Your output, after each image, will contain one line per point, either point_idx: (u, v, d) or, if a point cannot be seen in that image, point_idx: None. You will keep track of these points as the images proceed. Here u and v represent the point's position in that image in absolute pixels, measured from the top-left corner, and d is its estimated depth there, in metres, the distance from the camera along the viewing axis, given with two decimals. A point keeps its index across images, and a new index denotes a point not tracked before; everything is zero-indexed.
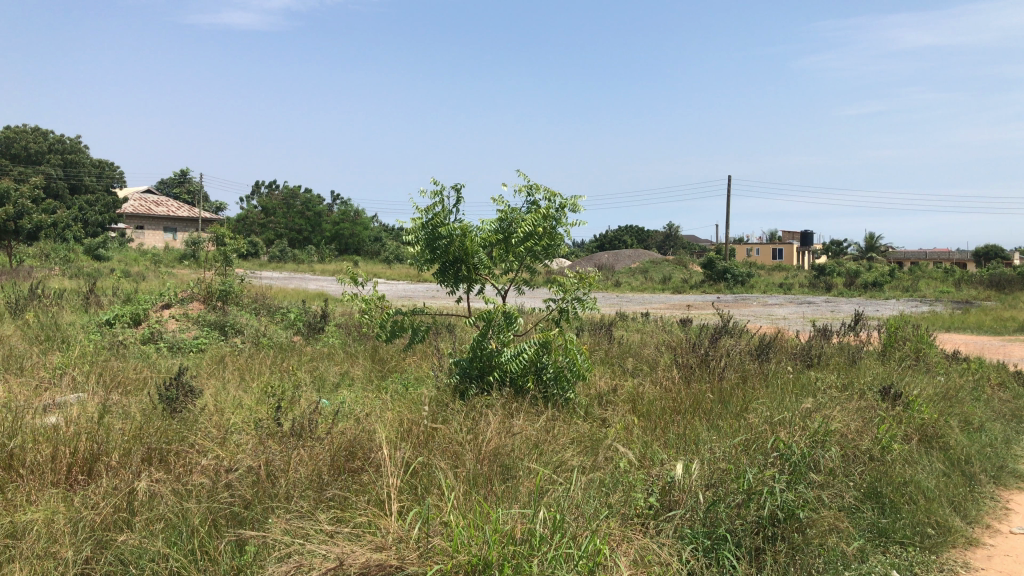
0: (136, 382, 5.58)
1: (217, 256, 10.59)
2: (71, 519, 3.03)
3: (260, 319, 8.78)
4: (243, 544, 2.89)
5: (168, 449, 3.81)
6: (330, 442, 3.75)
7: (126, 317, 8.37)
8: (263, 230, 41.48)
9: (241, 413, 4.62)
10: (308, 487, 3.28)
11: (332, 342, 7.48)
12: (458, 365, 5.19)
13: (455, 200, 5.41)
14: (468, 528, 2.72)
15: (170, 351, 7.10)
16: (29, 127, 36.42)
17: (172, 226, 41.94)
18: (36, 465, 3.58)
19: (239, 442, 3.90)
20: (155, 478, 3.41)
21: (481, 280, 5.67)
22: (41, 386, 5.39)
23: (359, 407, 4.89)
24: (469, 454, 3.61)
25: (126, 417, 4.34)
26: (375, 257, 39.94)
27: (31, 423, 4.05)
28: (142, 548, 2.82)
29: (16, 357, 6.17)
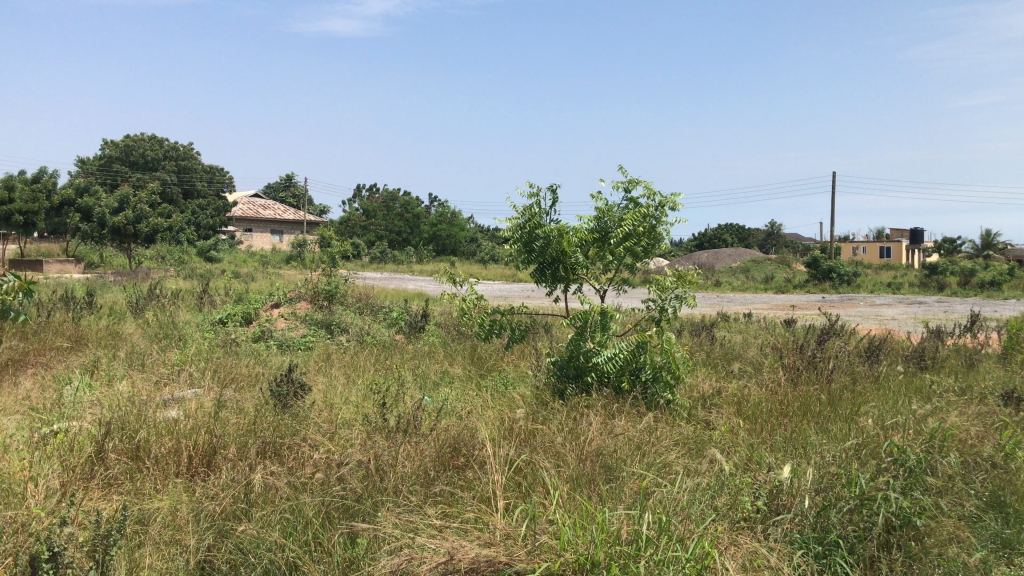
0: (249, 378, 5.80)
1: (322, 257, 10.90)
2: (194, 509, 3.19)
3: (364, 318, 9.00)
4: (355, 536, 2.97)
5: (281, 443, 3.95)
6: (435, 439, 3.82)
7: (238, 316, 8.72)
8: (364, 232, 42.54)
9: (347, 409, 4.75)
10: (416, 483, 3.35)
11: (434, 341, 7.61)
12: (556, 365, 5.20)
13: (552, 200, 5.43)
14: (574, 526, 2.73)
15: (280, 349, 7.35)
16: (146, 135, 38.30)
17: (277, 228, 43.43)
18: (160, 457, 3.78)
19: (347, 438, 4.01)
20: (271, 470, 3.55)
21: (580, 280, 5.66)
22: (162, 381, 5.67)
23: (461, 405, 4.95)
24: (572, 454, 3.61)
25: (240, 412, 4.53)
26: (472, 257, 40.36)
27: (154, 417, 4.26)
28: (260, 538, 2.94)
29: (138, 354, 6.52)
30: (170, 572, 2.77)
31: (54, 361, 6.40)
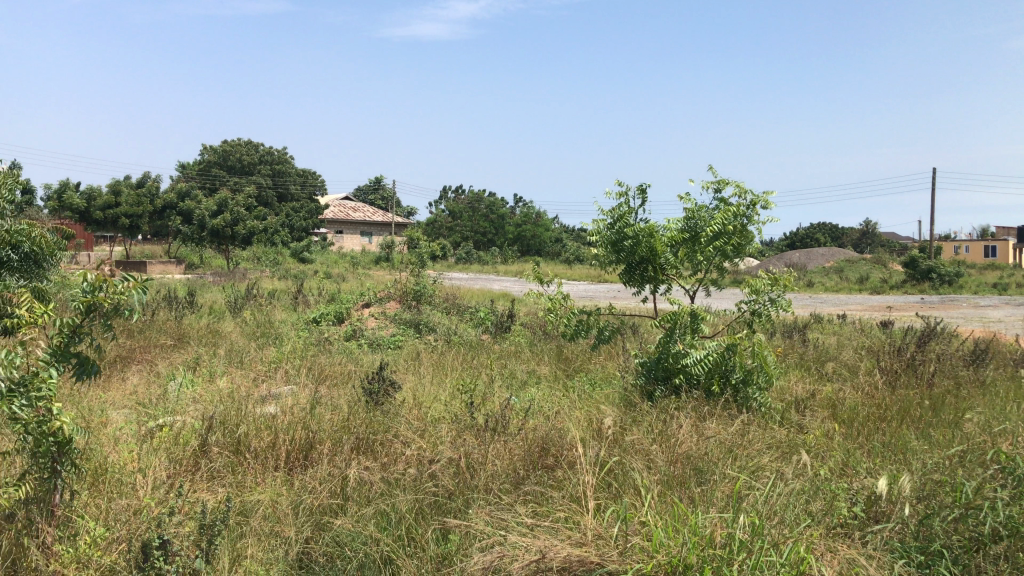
0: (341, 375, 5.95)
1: (411, 257, 11.08)
2: (292, 502, 3.30)
3: (452, 318, 9.11)
4: (447, 533, 3.02)
5: (373, 439, 4.04)
6: (524, 439, 3.84)
7: (330, 316, 8.95)
8: (450, 233, 43.04)
9: (437, 407, 4.82)
10: (507, 482, 3.38)
11: (520, 341, 7.65)
12: (644, 366, 5.17)
13: (641, 199, 5.40)
14: (666, 528, 2.72)
15: (370, 348, 7.51)
16: (243, 140, 39.64)
17: (366, 230, 44.32)
18: (260, 451, 3.92)
19: (438, 435, 4.08)
20: (366, 466, 3.64)
21: (669, 280, 5.60)
22: (259, 378, 5.87)
23: (548, 405, 4.98)
24: (663, 455, 3.59)
25: (334, 408, 4.65)
26: (557, 258, 40.35)
27: (253, 412, 4.42)
28: (355, 532, 3.02)
29: (237, 352, 6.76)
30: (271, 563, 2.88)
31: (159, 357, 6.70)
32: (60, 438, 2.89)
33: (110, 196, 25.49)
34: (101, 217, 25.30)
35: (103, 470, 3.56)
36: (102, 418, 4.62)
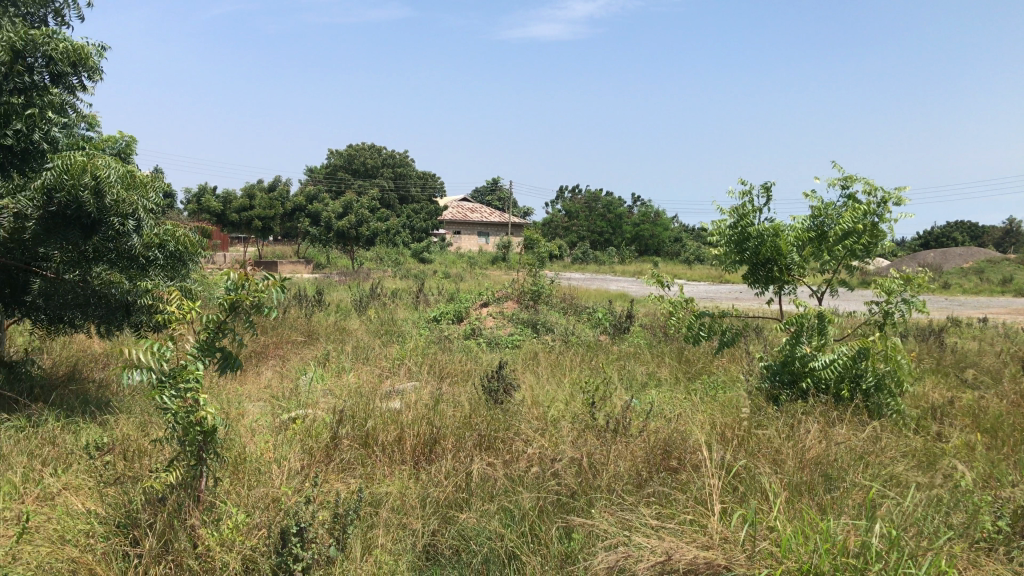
0: (462, 373, 6.07)
1: (530, 258, 11.17)
2: (419, 495, 3.39)
3: (570, 318, 9.14)
4: (571, 531, 3.04)
5: (495, 436, 4.10)
6: (646, 440, 3.81)
7: (450, 314, 9.13)
8: (566, 232, 43.09)
9: (557, 407, 4.85)
10: (629, 483, 3.36)
11: (639, 342, 7.60)
12: (770, 369, 5.05)
13: (765, 198, 5.28)
14: (796, 534, 2.65)
15: (490, 347, 7.62)
16: (366, 144, 40.95)
17: (484, 231, 44.87)
18: (387, 445, 4.05)
19: (559, 434, 4.10)
20: (489, 462, 3.70)
21: (795, 281, 5.44)
22: (384, 374, 6.06)
23: (670, 407, 4.92)
24: (790, 460, 3.50)
25: (456, 405, 4.74)
26: (674, 258, 39.72)
27: (380, 407, 4.57)
28: (480, 527, 3.08)
29: (363, 349, 6.98)
30: (400, 553, 2.97)
31: (290, 353, 7.00)
32: (206, 428, 3.07)
33: (244, 200, 26.82)
34: (235, 219, 26.63)
35: (242, 459, 3.76)
36: (239, 410, 4.87)
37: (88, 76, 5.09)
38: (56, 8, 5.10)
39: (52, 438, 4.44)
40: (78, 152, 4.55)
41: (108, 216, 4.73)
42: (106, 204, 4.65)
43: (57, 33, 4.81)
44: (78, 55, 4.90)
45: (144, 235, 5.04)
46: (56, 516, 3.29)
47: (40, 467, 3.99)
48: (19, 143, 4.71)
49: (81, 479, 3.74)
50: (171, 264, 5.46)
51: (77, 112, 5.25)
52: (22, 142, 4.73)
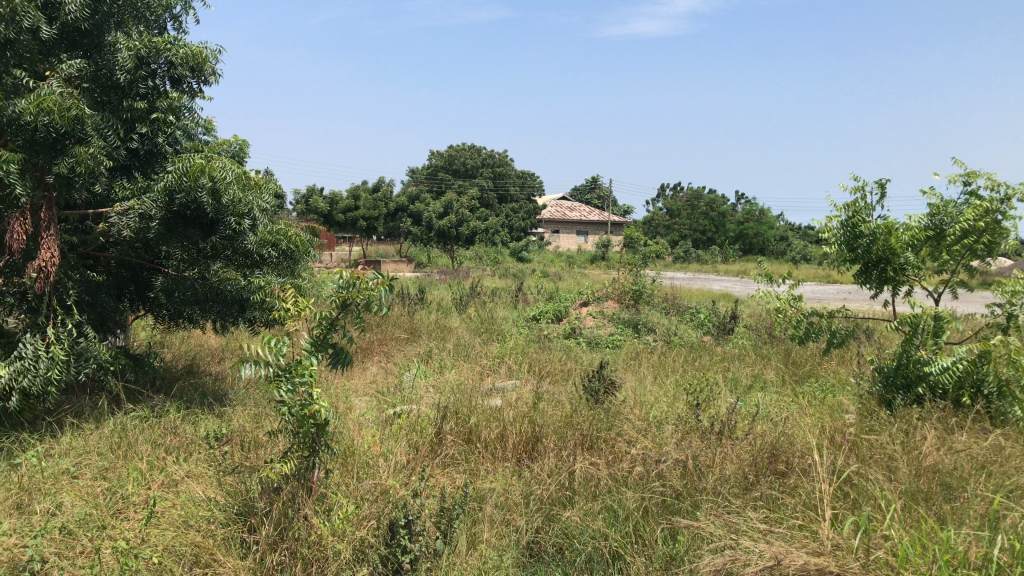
0: (562, 372, 6.09)
1: (631, 257, 11.09)
2: (523, 492, 3.43)
3: (672, 319, 9.04)
4: (675, 532, 3.02)
5: (597, 436, 4.09)
6: (752, 444, 3.74)
7: (550, 314, 9.16)
8: (667, 232, 42.55)
9: (659, 408, 4.80)
10: (736, 486, 3.31)
11: (744, 343, 7.45)
12: (882, 373, 4.87)
13: (878, 195, 5.10)
14: (914, 544, 2.56)
15: (590, 347, 7.62)
16: (466, 145, 41.54)
17: (583, 230, 44.74)
18: (490, 442, 4.10)
19: (662, 435, 4.07)
20: (592, 461, 3.70)
21: (910, 281, 5.23)
22: (485, 372, 6.14)
23: (776, 410, 4.81)
24: (906, 467, 3.37)
25: (557, 403, 4.76)
26: (779, 257, 38.69)
27: (483, 403, 4.63)
28: (584, 526, 3.09)
29: (464, 346, 7.08)
30: (505, 549, 3.01)
31: (394, 350, 7.18)
32: (319, 421, 3.16)
33: (349, 201, 27.58)
34: (341, 219, 27.42)
35: (351, 451, 3.87)
36: (347, 404, 5.01)
37: (206, 79, 5.22)
38: (175, 15, 5.26)
39: (174, 428, 4.68)
40: (197, 155, 4.67)
41: (225, 216, 4.89)
42: (223, 204, 4.80)
43: (177, 40, 4.94)
44: (197, 60, 5.00)
45: (258, 233, 5.23)
46: (180, 502, 3.48)
47: (164, 455, 4.22)
48: (144, 147, 5.05)
49: (202, 467, 3.94)
50: (283, 263, 5.67)
51: (194, 116, 5.46)
52: (146, 146, 5.06)
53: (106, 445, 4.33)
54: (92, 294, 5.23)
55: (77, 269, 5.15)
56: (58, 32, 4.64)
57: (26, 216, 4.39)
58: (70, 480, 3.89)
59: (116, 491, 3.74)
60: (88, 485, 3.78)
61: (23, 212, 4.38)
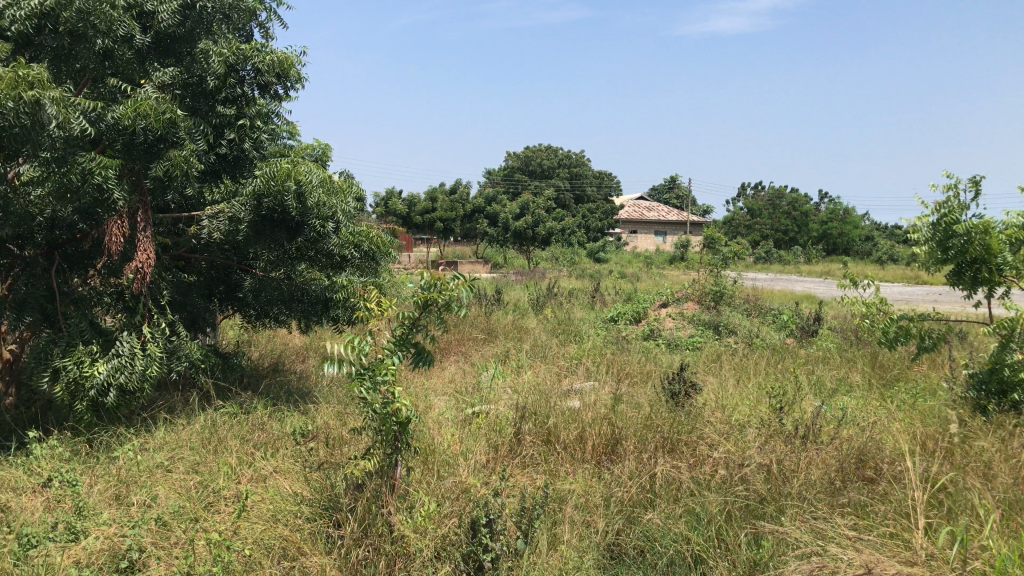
0: (641, 374, 6.05)
1: (711, 258, 10.94)
2: (604, 494, 3.43)
3: (754, 320, 8.87)
4: (760, 537, 2.97)
5: (678, 438, 4.05)
6: (839, 448, 3.65)
7: (629, 315, 9.11)
8: (747, 232, 41.78)
9: (741, 411, 4.73)
10: (822, 492, 3.24)
11: (829, 346, 7.27)
12: (976, 378, 4.69)
13: (973, 193, 4.90)
14: (1014, 556, 2.47)
15: (669, 349, 7.55)
16: (543, 146, 41.61)
17: (661, 230, 44.26)
18: (569, 444, 4.11)
19: (744, 439, 4.00)
20: (674, 464, 3.67)
21: (1007, 283, 5.01)
22: (564, 372, 6.14)
23: (863, 414, 4.68)
24: (1005, 476, 3.24)
25: (636, 405, 4.73)
26: (865, 258, 37.58)
27: (561, 404, 4.63)
28: (665, 529, 3.07)
29: (542, 347, 7.10)
30: (585, 551, 3.01)
31: (472, 351, 7.24)
32: (401, 419, 3.21)
33: (428, 203, 27.94)
34: (419, 221, 27.77)
35: (432, 450, 3.93)
36: (427, 403, 5.08)
37: (293, 84, 5.34)
38: (261, 22, 5.40)
39: (261, 425, 4.82)
40: (284, 159, 4.79)
41: (310, 219, 4.99)
42: (308, 207, 4.90)
43: (265, 47, 5.08)
44: (283, 66, 5.11)
45: (341, 234, 5.34)
46: (269, 497, 3.58)
47: (252, 450, 4.34)
48: (232, 152, 5.24)
49: (288, 463, 4.05)
50: (364, 263, 5.78)
51: (279, 120, 5.61)
52: (234, 151, 5.26)
53: (198, 440, 4.49)
54: (183, 295, 5.44)
55: (170, 270, 5.36)
56: (152, 41, 4.86)
57: (123, 218, 4.52)
58: (164, 473, 4.05)
59: (207, 485, 3.87)
60: (182, 478, 3.92)
61: (120, 215, 4.50)
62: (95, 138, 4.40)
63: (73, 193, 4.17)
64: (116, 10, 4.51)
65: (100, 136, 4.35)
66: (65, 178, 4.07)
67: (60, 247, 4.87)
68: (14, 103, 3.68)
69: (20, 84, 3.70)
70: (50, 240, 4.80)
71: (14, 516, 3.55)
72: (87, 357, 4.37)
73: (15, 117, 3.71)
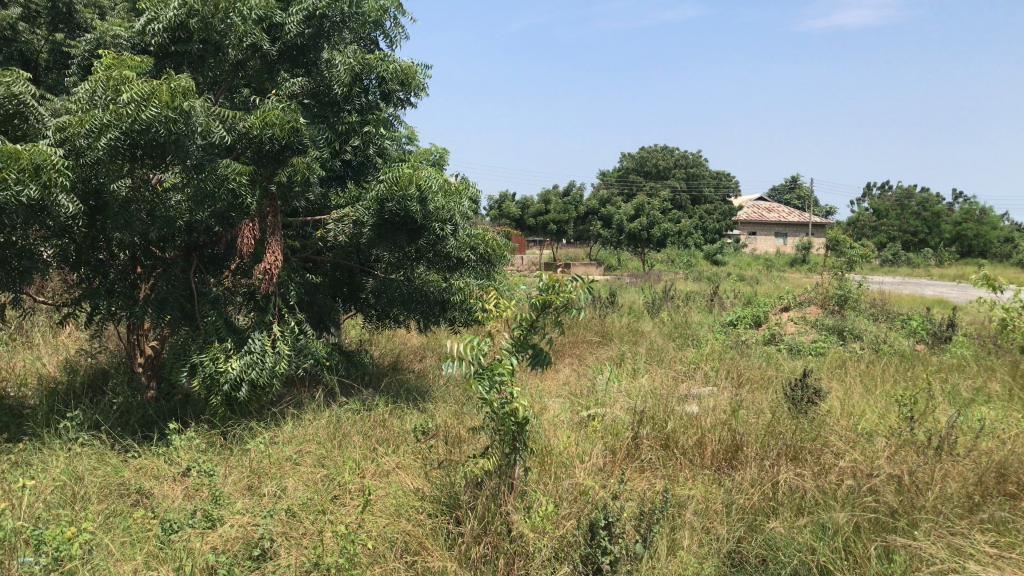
0: (761, 380, 5.91)
1: (835, 260, 10.57)
2: (725, 500, 3.37)
3: (882, 326, 8.51)
4: (891, 550, 2.86)
5: (801, 445, 3.93)
6: (977, 462, 3.47)
7: (748, 319, 8.91)
8: (874, 233, 40.06)
9: (868, 420, 4.55)
10: (959, 507, 3.09)
11: (964, 353, 6.90)
12: None
13: None
14: None
15: (791, 354, 7.34)
16: (658, 146, 41.19)
17: (781, 232, 42.99)
18: (688, 449, 4.05)
19: (873, 449, 3.86)
20: (798, 473, 3.57)
21: None
22: (681, 376, 6.06)
23: (1003, 426, 4.43)
24: None
25: (757, 411, 4.62)
26: (1003, 260, 35.42)
27: (679, 408, 4.57)
28: (789, 538, 3.00)
29: (658, 351, 7.03)
30: (705, 557, 2.97)
31: (587, 353, 7.24)
32: (519, 419, 3.22)
33: (541, 205, 28.09)
34: (532, 223, 27.95)
35: (549, 451, 3.95)
36: (542, 405, 5.11)
37: (415, 92, 5.49)
38: (385, 29, 5.52)
39: (382, 421, 4.96)
40: (406, 165, 4.91)
41: (430, 223, 5.10)
42: (429, 211, 5.01)
43: (388, 55, 5.19)
44: (406, 75, 5.25)
45: (459, 237, 5.42)
46: (392, 492, 3.68)
47: (375, 446, 4.48)
48: (356, 158, 5.45)
49: (409, 460, 4.15)
50: (481, 266, 5.86)
51: (401, 127, 5.76)
52: (358, 157, 5.45)
53: (325, 435, 4.67)
54: (310, 294, 5.66)
55: (298, 271, 5.59)
56: (280, 52, 5.00)
57: (255, 222, 4.77)
58: (293, 466, 4.23)
59: (334, 478, 4.02)
60: (310, 471, 4.09)
61: (253, 218, 4.75)
62: (230, 146, 4.62)
63: (211, 199, 4.36)
64: (244, 20, 4.68)
65: (235, 143, 4.54)
66: (202, 185, 4.27)
67: (197, 249, 5.20)
68: (171, 114, 3.96)
69: (177, 95, 3.97)
70: (189, 242, 5.13)
71: (157, 503, 3.78)
72: (222, 353, 4.60)
73: (170, 125, 4.00)
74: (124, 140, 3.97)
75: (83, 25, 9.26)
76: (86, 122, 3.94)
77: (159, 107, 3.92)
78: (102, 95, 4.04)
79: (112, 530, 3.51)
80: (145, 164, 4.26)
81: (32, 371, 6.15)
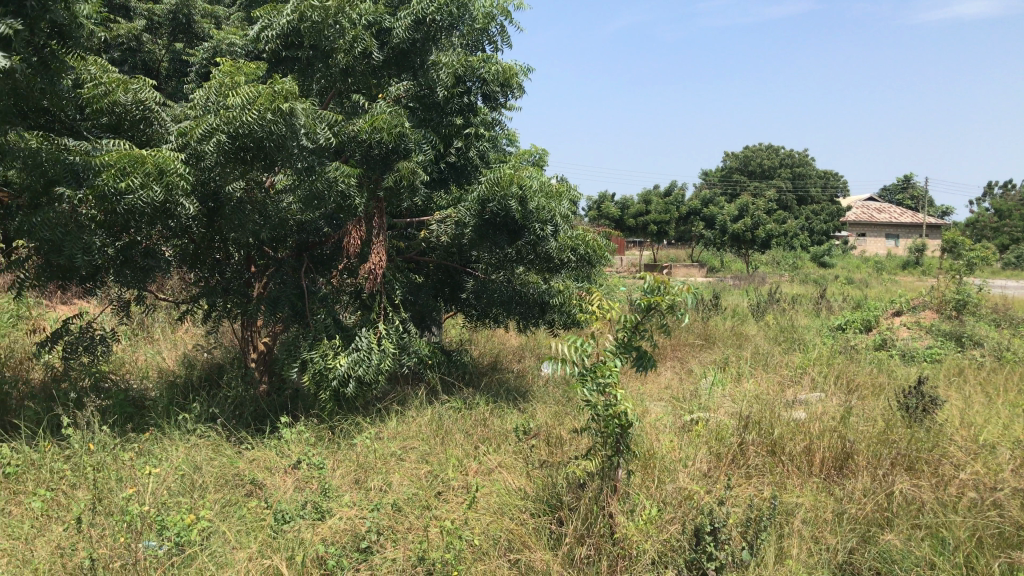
0: (873, 387, 5.69)
1: (953, 263, 10.09)
2: (836, 509, 3.27)
3: (1005, 332, 8.07)
4: (1017, 568, 2.73)
5: (917, 456, 3.78)
6: None
7: (858, 323, 8.60)
8: (995, 235, 38.02)
9: (990, 430, 4.33)
10: None
11: None
12: None
13: None
14: None
15: (904, 360, 7.05)
16: (764, 144, 40.23)
17: (894, 234, 41.28)
18: (795, 455, 3.95)
19: (996, 461, 3.67)
20: (914, 483, 3.43)
21: None
22: (787, 381, 5.91)
23: None
24: None
25: (868, 419, 4.46)
26: None
27: (785, 414, 4.46)
28: (906, 552, 2.89)
29: (763, 355, 6.87)
30: (815, 567, 2.90)
31: (689, 356, 7.13)
32: (623, 421, 3.18)
33: (642, 206, 27.81)
34: (633, 223, 27.71)
35: (652, 454, 3.91)
36: (643, 407, 5.06)
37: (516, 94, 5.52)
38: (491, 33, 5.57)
39: (484, 420, 5.02)
40: (507, 165, 4.94)
41: (531, 223, 5.11)
42: (529, 211, 5.01)
43: (491, 57, 5.19)
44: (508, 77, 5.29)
45: (559, 237, 5.42)
46: (495, 490, 3.72)
47: (477, 445, 4.54)
48: (459, 160, 5.52)
49: (511, 459, 4.19)
50: (581, 266, 5.84)
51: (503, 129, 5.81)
52: (461, 159, 5.53)
53: (428, 432, 4.76)
54: (415, 294, 5.77)
55: (402, 271, 5.71)
56: (387, 57, 5.11)
57: (361, 223, 4.89)
58: (398, 461, 4.32)
59: (437, 474, 4.09)
60: (415, 467, 4.18)
61: (359, 219, 4.87)
62: (338, 149, 4.75)
63: (319, 199, 4.49)
64: (354, 25, 4.79)
65: (342, 146, 4.67)
66: (311, 186, 4.40)
67: (307, 250, 5.37)
68: (273, 116, 4.10)
69: (279, 97, 4.09)
70: (299, 243, 5.30)
71: (270, 493, 3.93)
72: (331, 350, 4.74)
73: (274, 127, 4.13)
74: (234, 142, 4.13)
75: (201, 35, 9.65)
76: (198, 127, 4.12)
77: (261, 110, 4.06)
78: (215, 101, 4.22)
79: (228, 518, 3.67)
80: (258, 166, 4.45)
81: (153, 364, 6.46)
